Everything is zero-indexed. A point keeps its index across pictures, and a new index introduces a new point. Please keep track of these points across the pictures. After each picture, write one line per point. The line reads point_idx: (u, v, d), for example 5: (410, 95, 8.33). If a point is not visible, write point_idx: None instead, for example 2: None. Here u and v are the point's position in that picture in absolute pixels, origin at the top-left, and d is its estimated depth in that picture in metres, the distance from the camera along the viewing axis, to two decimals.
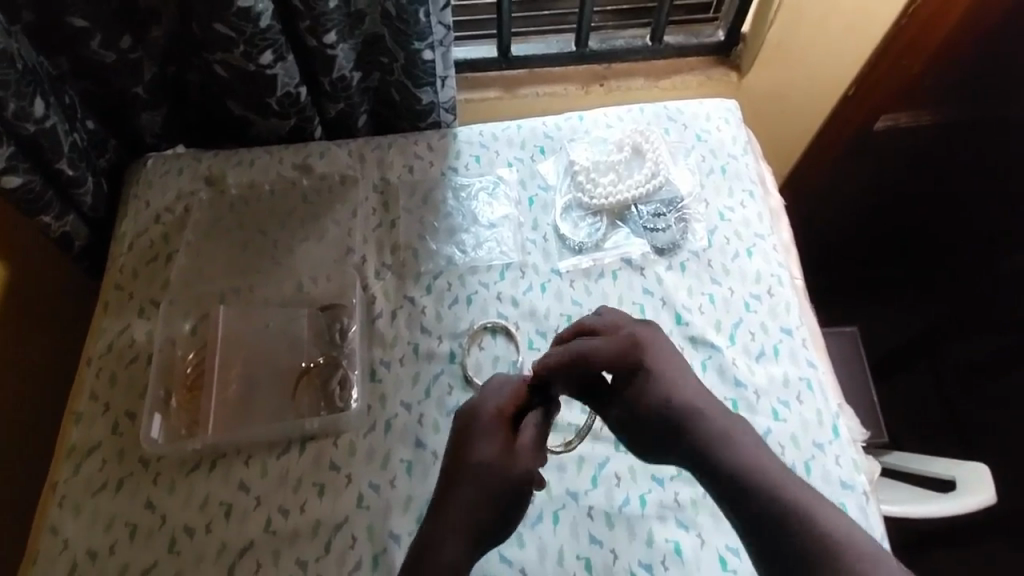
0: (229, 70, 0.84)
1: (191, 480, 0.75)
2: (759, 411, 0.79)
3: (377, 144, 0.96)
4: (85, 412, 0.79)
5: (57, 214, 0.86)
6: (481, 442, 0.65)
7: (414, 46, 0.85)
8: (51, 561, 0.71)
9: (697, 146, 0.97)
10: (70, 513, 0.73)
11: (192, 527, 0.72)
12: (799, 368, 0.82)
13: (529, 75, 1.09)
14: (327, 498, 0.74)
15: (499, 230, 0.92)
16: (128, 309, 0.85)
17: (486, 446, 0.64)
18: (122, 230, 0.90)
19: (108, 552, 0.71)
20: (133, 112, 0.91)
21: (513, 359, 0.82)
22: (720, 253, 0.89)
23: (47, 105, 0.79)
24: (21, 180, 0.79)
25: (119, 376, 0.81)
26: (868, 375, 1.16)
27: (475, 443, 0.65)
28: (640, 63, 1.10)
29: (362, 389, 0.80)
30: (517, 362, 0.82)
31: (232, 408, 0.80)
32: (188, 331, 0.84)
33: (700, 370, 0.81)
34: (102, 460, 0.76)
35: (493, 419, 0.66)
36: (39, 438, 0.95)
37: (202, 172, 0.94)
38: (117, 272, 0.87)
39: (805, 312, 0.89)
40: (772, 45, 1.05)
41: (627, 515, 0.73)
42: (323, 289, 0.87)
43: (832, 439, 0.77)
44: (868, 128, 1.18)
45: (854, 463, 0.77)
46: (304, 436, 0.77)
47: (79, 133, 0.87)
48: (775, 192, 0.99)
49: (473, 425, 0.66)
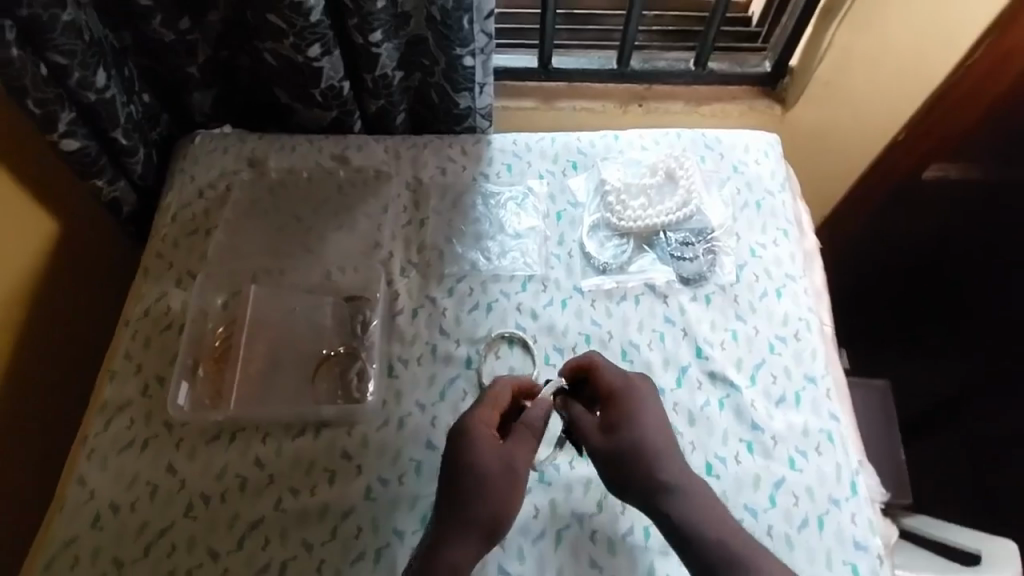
0: (278, 59, 0.87)
1: (210, 450, 0.84)
2: (774, 458, 0.82)
3: (413, 143, 1.00)
4: (119, 370, 0.88)
5: (109, 179, 0.92)
6: (470, 443, 0.70)
7: (456, 51, 0.87)
8: (79, 508, 0.80)
9: (733, 177, 1.00)
10: (98, 466, 0.82)
11: (208, 495, 0.81)
12: (821, 420, 0.84)
13: (569, 89, 1.07)
14: (336, 484, 0.81)
15: (525, 241, 0.96)
16: (166, 278, 0.93)
17: (472, 446, 0.70)
18: (167, 201, 0.97)
19: (129, 509, 0.80)
20: (184, 91, 0.95)
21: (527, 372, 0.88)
22: (747, 290, 0.92)
23: (109, 76, 0.84)
24: (79, 144, 0.85)
25: (153, 342, 0.90)
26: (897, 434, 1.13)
27: (465, 445, 0.70)
28: (681, 87, 1.08)
29: (379, 382, 0.87)
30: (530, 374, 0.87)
31: (256, 382, 0.89)
32: (220, 306, 0.92)
33: (718, 408, 0.85)
34: (130, 420, 0.85)
35: (478, 425, 0.72)
36: (80, 386, 1.02)
37: (245, 154, 0.99)
38: (159, 241, 0.95)
39: (831, 357, 0.92)
40: (819, 82, 1.16)
41: (630, 544, 0.75)
42: (349, 280, 0.94)
43: (849, 496, 0.80)
44: (915, 175, 1.12)
45: (870, 522, 0.79)
46: (321, 422, 0.85)
47: (134, 105, 0.91)
48: (810, 232, 1.02)
49: (460, 432, 0.72)
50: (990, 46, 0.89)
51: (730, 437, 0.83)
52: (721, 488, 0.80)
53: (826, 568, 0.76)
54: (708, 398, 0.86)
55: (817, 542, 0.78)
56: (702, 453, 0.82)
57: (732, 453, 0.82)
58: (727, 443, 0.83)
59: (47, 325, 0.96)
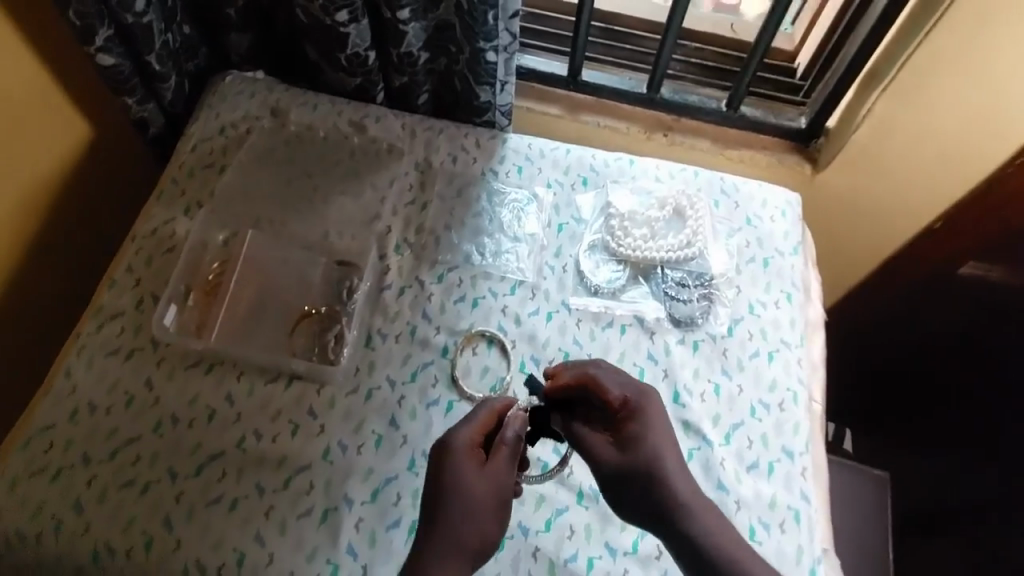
0: (310, 17, 0.88)
1: (187, 375, 0.90)
2: (735, 521, 0.84)
3: (430, 125, 1.02)
4: (119, 281, 0.95)
5: (139, 99, 0.97)
6: (457, 465, 0.68)
7: (479, 45, 0.87)
8: (58, 399, 0.86)
9: (745, 228, 1.00)
10: (83, 364, 0.89)
11: (178, 418, 0.87)
12: (791, 496, 0.86)
13: (596, 103, 1.05)
14: (297, 437, 0.87)
15: (519, 245, 0.98)
16: (176, 204, 0.99)
17: (460, 470, 0.67)
18: (191, 130, 1.02)
19: (104, 412, 0.86)
20: (222, 30, 0.97)
21: (500, 374, 0.91)
22: (739, 346, 0.94)
23: (149, 3, 0.87)
24: (114, 61, 0.90)
25: (155, 261, 0.96)
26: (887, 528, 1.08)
27: (450, 468, 0.68)
28: (710, 125, 1.05)
29: (354, 351, 0.92)
30: (503, 376, 0.90)
31: (240, 324, 0.97)
32: (220, 242, 0.99)
33: (686, 458, 0.87)
34: (122, 327, 0.92)
35: (466, 445, 0.69)
36: (89, 288, 1.10)
37: (269, 102, 1.02)
38: (177, 168, 1.00)
39: (815, 438, 0.92)
40: (856, 148, 1.07)
41: (570, 569, 0.80)
42: (346, 244, 0.99)
43: None
44: (950, 269, 1.03)
45: None
46: (293, 374, 0.91)
47: (173, 34, 0.94)
48: (817, 302, 1.02)
49: (448, 451, 0.69)
50: None
51: None
52: None
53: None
54: (679, 445, 0.87)
55: None
56: None
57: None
58: None
59: (62, 225, 1.02)
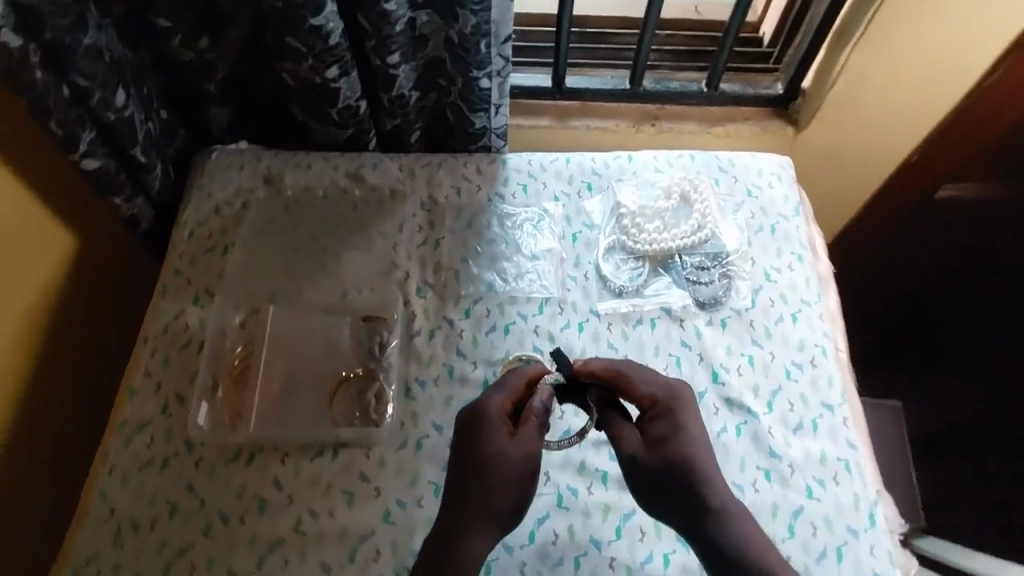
0: (297, 79, 0.88)
1: (230, 469, 0.85)
2: (792, 485, 0.85)
3: (427, 161, 1.01)
4: (138, 389, 0.90)
5: (126, 197, 0.94)
6: (486, 433, 0.70)
7: (472, 73, 0.88)
8: (98, 525, 0.82)
9: (747, 201, 1.02)
10: (118, 483, 0.84)
11: (227, 516, 0.82)
12: (837, 447, 0.88)
13: (582, 107, 1.08)
14: (355, 506, 0.83)
15: (540, 263, 0.99)
16: (184, 296, 0.95)
17: (490, 437, 0.70)
18: (184, 217, 0.99)
19: (149, 527, 0.82)
20: (202, 107, 0.96)
21: None
22: (763, 315, 0.95)
23: (128, 95, 0.85)
24: (99, 163, 0.87)
25: (172, 359, 0.91)
26: None
27: (482, 437, 0.70)
28: (694, 108, 1.09)
29: (396, 405, 0.89)
30: None
31: (275, 404, 0.92)
32: (237, 324, 0.94)
33: (735, 434, 0.88)
34: (151, 437, 0.87)
35: (495, 414, 0.72)
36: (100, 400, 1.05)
37: (261, 171, 1.00)
38: (176, 258, 0.97)
39: (848, 385, 0.94)
40: (833, 104, 1.16)
41: (648, 570, 0.80)
42: (365, 300, 0.96)
43: (867, 527, 0.83)
44: (928, 195, 1.10)
45: (888, 554, 0.82)
46: (337, 444, 0.87)
47: (153, 122, 0.92)
48: (824, 256, 1.04)
49: (478, 419, 0.72)
50: (1004, 71, 0.88)
51: (748, 463, 0.86)
52: None
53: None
54: (725, 424, 0.89)
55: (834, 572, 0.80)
56: None
57: (750, 481, 0.85)
58: (745, 470, 0.86)
59: (66, 341, 0.98)
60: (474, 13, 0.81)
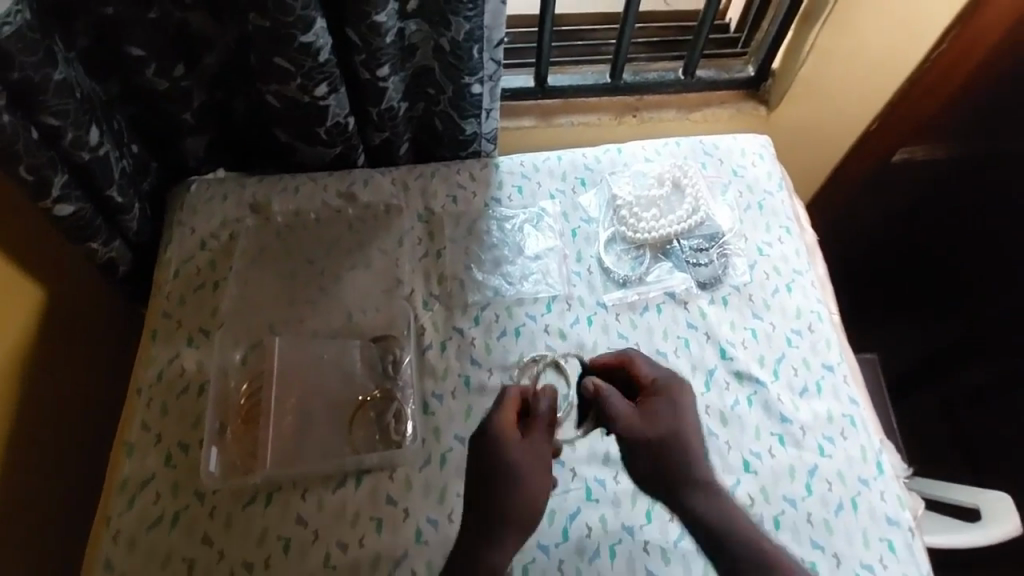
0: (281, 100, 0.84)
1: (247, 513, 0.78)
2: (805, 447, 0.84)
3: (419, 172, 0.99)
4: (136, 444, 0.82)
5: (104, 241, 0.88)
6: (496, 448, 0.67)
7: (464, 80, 0.87)
8: None
9: (734, 181, 1.03)
10: (125, 547, 0.76)
11: (251, 561, 0.76)
12: (842, 404, 0.88)
13: (563, 105, 1.12)
14: (384, 533, 0.78)
15: (545, 262, 0.96)
16: (177, 338, 0.88)
17: (501, 451, 0.67)
18: (167, 255, 0.93)
19: None
20: (179, 138, 0.92)
21: (564, 394, 0.86)
22: (760, 288, 0.95)
23: (101, 132, 0.80)
24: (73, 208, 0.81)
25: (171, 407, 0.84)
26: (886, 399, 1.20)
27: (490, 453, 0.67)
28: (671, 95, 1.14)
29: (417, 423, 0.84)
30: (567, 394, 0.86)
31: (289, 441, 0.83)
32: (238, 361, 0.88)
33: (747, 405, 0.87)
34: (156, 493, 0.79)
35: (499, 427, 0.68)
36: (83, 462, 0.97)
37: (247, 199, 0.97)
38: (164, 299, 0.90)
39: (843, 345, 0.95)
40: (803, 81, 1.12)
41: (683, 550, 0.78)
42: (371, 320, 0.91)
43: (877, 475, 0.83)
44: (884, 159, 1.17)
45: (898, 498, 0.83)
46: (360, 470, 0.81)
47: (126, 158, 0.88)
48: (809, 227, 1.06)
49: (484, 435, 0.68)
50: (950, 44, 0.97)
51: (761, 432, 0.85)
52: (760, 484, 0.82)
53: (864, 547, 0.79)
54: (737, 397, 0.87)
55: (854, 524, 0.80)
56: (738, 452, 0.84)
57: (765, 448, 0.84)
58: (760, 438, 0.85)
59: (47, 401, 0.90)
60: (469, 19, 0.79)
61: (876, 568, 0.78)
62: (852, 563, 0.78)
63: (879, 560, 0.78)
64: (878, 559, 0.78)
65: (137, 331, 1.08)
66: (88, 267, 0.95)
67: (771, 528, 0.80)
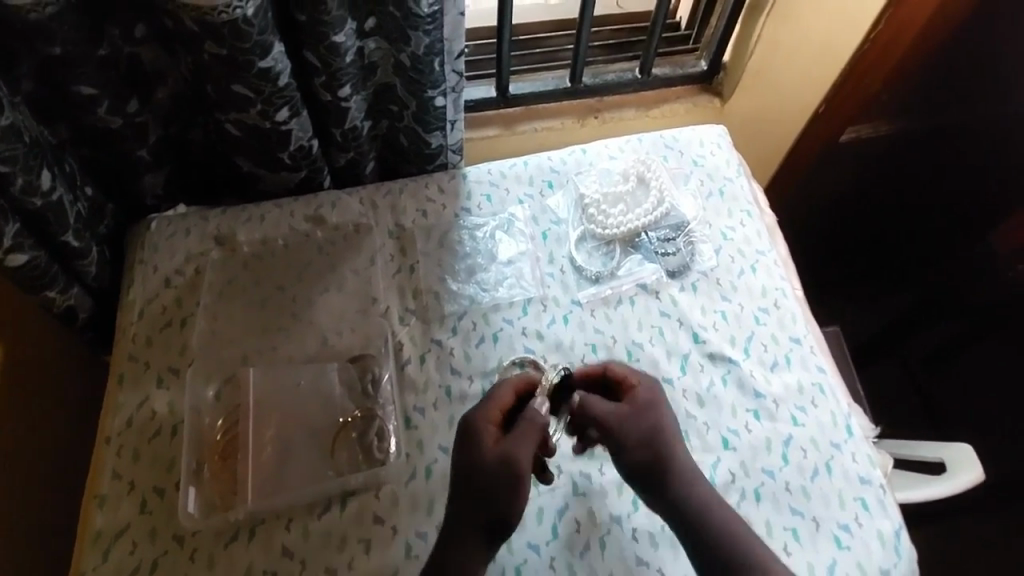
0: (240, 128, 0.83)
1: (230, 551, 0.76)
2: (779, 419, 0.87)
3: (387, 189, 0.99)
4: (109, 494, 0.78)
5: (61, 288, 0.84)
6: (468, 443, 0.68)
7: (428, 94, 0.86)
8: None
9: (695, 171, 1.05)
10: None
11: None
12: (810, 373, 0.90)
13: (525, 112, 1.16)
14: (374, 553, 0.76)
15: (518, 266, 0.97)
16: (145, 381, 0.85)
17: (470, 448, 0.67)
18: (130, 297, 0.90)
19: None
20: (135, 175, 0.89)
21: None
22: (726, 271, 0.97)
23: (52, 175, 0.77)
24: (27, 257, 0.76)
25: (142, 453, 0.81)
26: (848, 361, 1.25)
27: (465, 445, 0.68)
28: (630, 94, 1.19)
29: (400, 438, 0.83)
30: None
31: (269, 473, 0.80)
32: (212, 398, 0.85)
33: (721, 385, 0.89)
34: (132, 543, 0.76)
35: (476, 423, 0.69)
36: (47, 520, 0.92)
37: (210, 232, 0.94)
38: (129, 341, 0.87)
39: (809, 320, 0.98)
40: (752, 72, 1.16)
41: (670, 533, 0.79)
42: (348, 341, 0.89)
43: (847, 438, 0.86)
44: (834, 140, 1.19)
45: (869, 458, 0.86)
46: (345, 492, 0.79)
47: (80, 201, 0.84)
48: (767, 208, 1.09)
49: (463, 430, 0.69)
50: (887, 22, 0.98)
51: (737, 410, 0.87)
52: (739, 459, 0.84)
53: (841, 507, 0.82)
54: (711, 377, 0.89)
55: (829, 487, 0.83)
56: (716, 431, 0.86)
57: (742, 424, 0.86)
58: (736, 416, 0.87)
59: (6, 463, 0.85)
60: (429, 32, 0.78)
61: (852, 527, 0.80)
62: (829, 525, 0.80)
63: (855, 519, 0.81)
64: (854, 518, 0.81)
65: (97, 380, 1.03)
66: (44, 316, 0.91)
67: (752, 500, 0.82)
